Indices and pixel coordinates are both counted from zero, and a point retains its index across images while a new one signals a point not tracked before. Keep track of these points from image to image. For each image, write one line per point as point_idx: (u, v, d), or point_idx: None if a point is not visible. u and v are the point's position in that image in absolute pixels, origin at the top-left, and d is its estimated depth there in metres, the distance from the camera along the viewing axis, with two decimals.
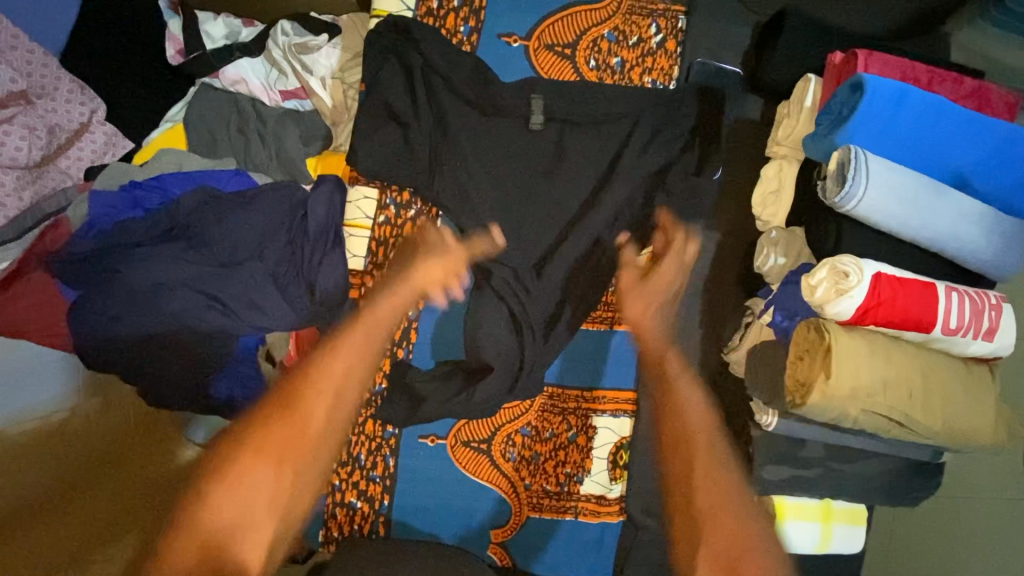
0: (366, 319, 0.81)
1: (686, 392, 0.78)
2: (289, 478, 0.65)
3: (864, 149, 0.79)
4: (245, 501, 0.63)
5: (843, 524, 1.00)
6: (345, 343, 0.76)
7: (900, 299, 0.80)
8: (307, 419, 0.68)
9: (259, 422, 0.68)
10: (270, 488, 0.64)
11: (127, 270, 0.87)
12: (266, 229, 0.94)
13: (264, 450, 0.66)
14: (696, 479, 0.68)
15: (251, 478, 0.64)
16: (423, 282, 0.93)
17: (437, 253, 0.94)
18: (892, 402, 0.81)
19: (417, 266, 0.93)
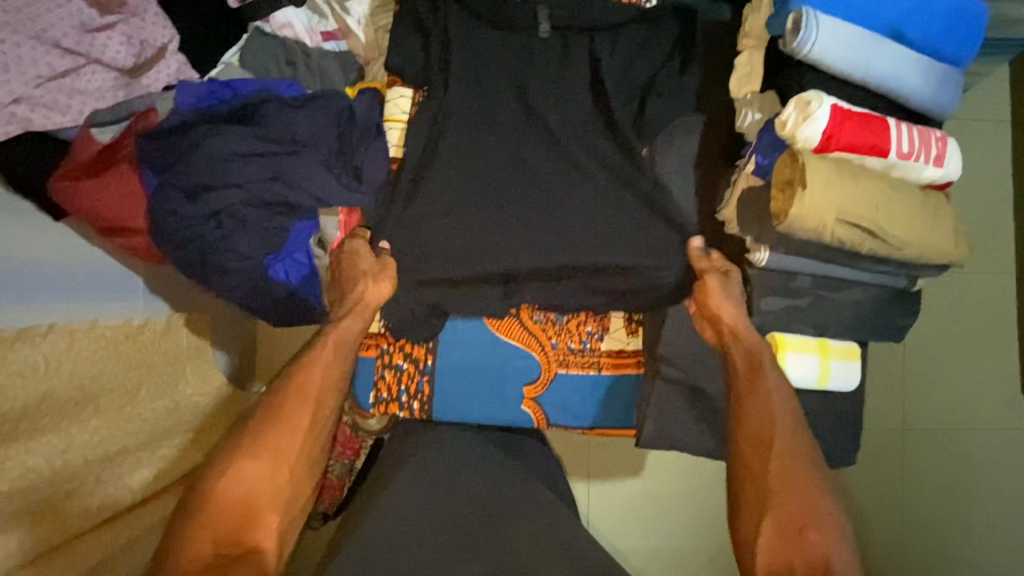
0: (326, 337, 1.05)
1: (764, 406, 0.99)
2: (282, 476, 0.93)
3: (815, 6, 0.96)
4: (247, 495, 0.90)
5: (840, 360, 1.11)
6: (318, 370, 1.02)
7: (857, 126, 0.95)
8: (294, 434, 0.96)
9: (258, 432, 0.95)
10: (269, 480, 0.92)
11: (206, 142, 1.01)
12: (322, 123, 1.09)
13: (273, 462, 0.93)
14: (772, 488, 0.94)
15: (255, 479, 0.91)
16: (374, 298, 1.06)
17: (378, 273, 1.07)
18: (860, 213, 0.95)
19: (363, 283, 1.06)
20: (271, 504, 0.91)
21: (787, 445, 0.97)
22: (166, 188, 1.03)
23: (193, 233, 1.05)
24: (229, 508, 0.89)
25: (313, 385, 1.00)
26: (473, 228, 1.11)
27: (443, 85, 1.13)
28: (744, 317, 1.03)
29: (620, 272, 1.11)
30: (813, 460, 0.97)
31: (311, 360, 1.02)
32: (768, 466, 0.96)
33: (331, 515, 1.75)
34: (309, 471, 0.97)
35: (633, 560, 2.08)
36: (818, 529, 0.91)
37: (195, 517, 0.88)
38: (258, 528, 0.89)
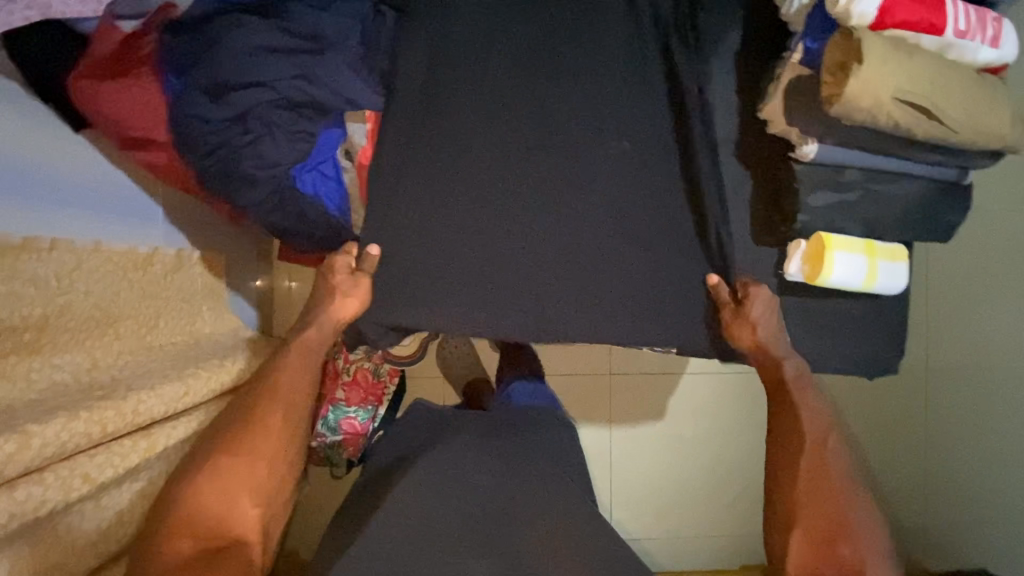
0: (299, 346, 1.10)
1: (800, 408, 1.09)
2: (262, 470, 1.00)
3: None
4: (226, 492, 0.97)
5: (886, 261, 1.08)
6: (290, 363, 1.08)
7: (915, 1, 0.91)
8: (268, 433, 1.01)
9: (241, 432, 1.01)
10: (248, 476, 0.99)
11: (229, 35, 0.96)
12: (346, 23, 1.04)
13: (251, 457, 1.00)
14: (800, 500, 1.03)
15: (232, 479, 0.98)
16: (342, 313, 1.10)
17: (348, 288, 1.09)
18: (918, 92, 0.91)
19: (334, 299, 1.09)
20: (248, 501, 0.98)
21: (821, 460, 1.06)
22: (188, 88, 0.98)
23: (219, 137, 1.02)
24: (208, 509, 0.97)
25: (285, 386, 1.06)
26: (503, 139, 1.10)
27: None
28: (772, 342, 1.09)
29: (653, 177, 1.12)
30: (841, 475, 1.05)
31: (284, 364, 1.08)
32: (795, 483, 1.05)
33: (355, 460, 1.71)
34: (291, 459, 1.04)
35: (657, 503, 2.08)
36: (848, 542, 1.00)
37: (173, 517, 0.96)
38: (242, 522, 0.97)
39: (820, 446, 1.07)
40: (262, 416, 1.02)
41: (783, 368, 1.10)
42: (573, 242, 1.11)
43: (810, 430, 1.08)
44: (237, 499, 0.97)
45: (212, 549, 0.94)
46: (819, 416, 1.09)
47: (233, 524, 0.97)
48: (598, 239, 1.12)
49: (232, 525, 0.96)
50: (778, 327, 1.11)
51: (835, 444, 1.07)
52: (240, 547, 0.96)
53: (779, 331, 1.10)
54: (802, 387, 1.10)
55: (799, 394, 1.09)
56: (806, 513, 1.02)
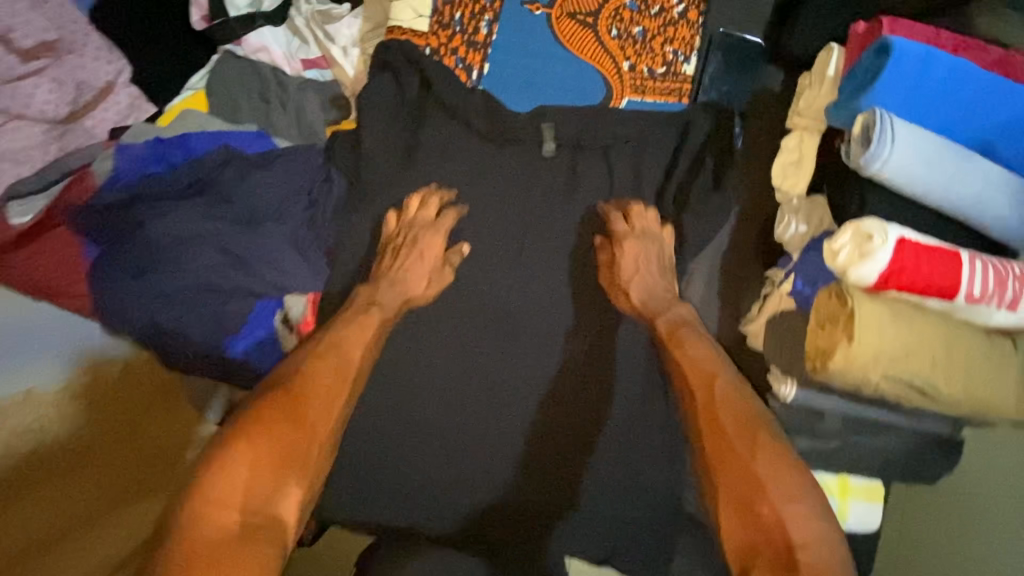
0: (372, 318, 0.86)
1: (693, 351, 0.81)
2: (316, 430, 0.70)
3: (891, 114, 0.78)
4: (282, 447, 0.66)
5: (861, 501, 0.99)
6: (351, 332, 0.83)
7: (923, 266, 0.79)
8: (329, 399, 0.74)
9: (260, 405, 0.70)
10: (298, 436, 0.68)
11: (150, 223, 0.87)
12: (289, 189, 0.96)
13: (304, 421, 0.70)
14: (714, 461, 0.69)
15: (293, 446, 0.67)
16: (413, 289, 0.91)
17: (427, 229, 0.92)
18: (913, 369, 0.80)
19: (410, 257, 0.91)
20: (297, 480, 0.66)
21: (713, 417, 0.73)
22: (111, 264, 0.89)
23: (135, 323, 0.91)
24: (226, 506, 0.61)
25: (354, 355, 0.81)
26: (455, 323, 0.96)
27: (429, 159, 0.97)
28: (650, 296, 0.90)
29: (628, 378, 0.94)
30: (744, 404, 0.73)
31: (344, 337, 0.82)
32: (704, 446, 0.71)
33: None
34: (332, 400, 0.74)
35: None
36: (772, 497, 0.64)
37: (202, 483, 0.61)
38: (281, 505, 0.64)
39: (711, 405, 0.74)
40: (310, 378, 0.74)
41: (657, 326, 0.87)
42: None
43: (699, 391, 0.76)
44: (289, 466, 0.66)
45: (252, 525, 0.60)
46: (706, 363, 0.79)
47: (266, 512, 0.62)
48: None
49: (267, 511, 0.63)
50: (660, 275, 0.92)
51: (734, 380, 0.76)
52: (279, 538, 0.61)
53: (653, 281, 0.91)
54: (683, 341, 0.83)
55: (678, 350, 0.82)
56: (725, 474, 0.67)
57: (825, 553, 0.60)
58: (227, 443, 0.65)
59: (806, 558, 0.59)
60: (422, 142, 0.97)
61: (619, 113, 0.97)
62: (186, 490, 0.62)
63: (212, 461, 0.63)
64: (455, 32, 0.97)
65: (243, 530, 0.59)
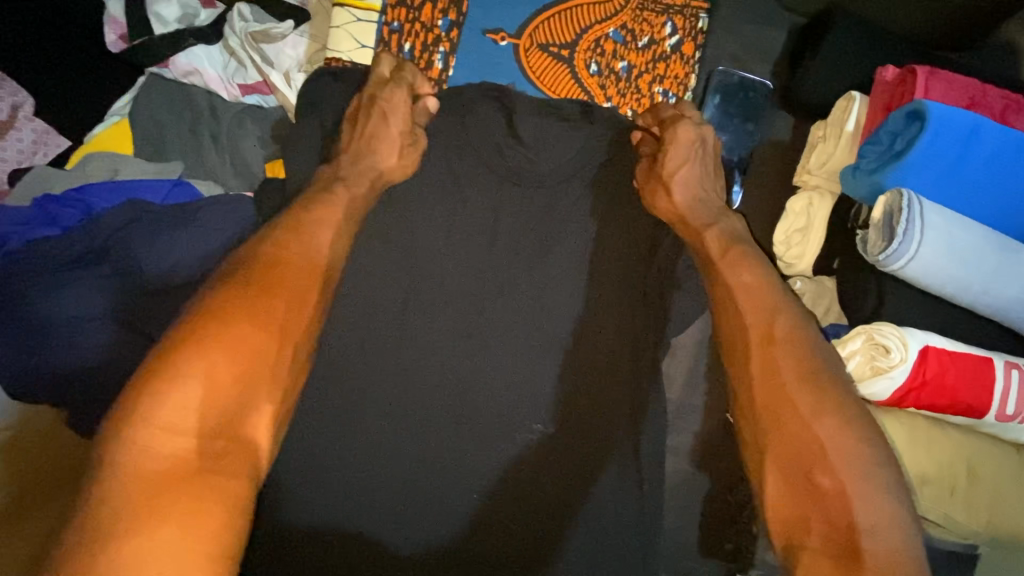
0: (350, 182, 0.67)
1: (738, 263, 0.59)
2: (275, 326, 0.50)
3: (920, 196, 0.64)
4: (236, 360, 0.47)
5: None
6: (315, 214, 0.60)
7: (950, 380, 0.66)
8: (296, 292, 0.53)
9: (207, 303, 0.49)
10: (257, 341, 0.48)
11: (36, 300, 0.75)
12: (211, 246, 0.82)
13: (265, 321, 0.49)
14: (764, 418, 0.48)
15: (245, 353, 0.47)
16: (381, 142, 0.71)
17: (391, 86, 0.74)
18: (929, 499, 0.68)
19: (369, 122, 0.72)
20: (267, 395, 0.48)
21: (770, 356, 0.50)
22: None
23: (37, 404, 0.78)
24: (172, 421, 0.43)
25: (326, 242, 0.58)
26: (379, 409, 0.69)
27: None
28: (696, 200, 0.70)
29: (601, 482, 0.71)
30: (811, 351, 0.50)
31: (315, 220, 0.59)
32: (751, 391, 0.49)
33: None
34: (310, 284, 0.54)
35: None
36: (839, 468, 0.45)
37: (147, 407, 0.43)
38: (254, 423, 0.47)
39: (767, 343, 0.51)
40: (275, 265, 0.53)
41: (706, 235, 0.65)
42: None
43: (757, 331, 0.52)
44: (252, 385, 0.47)
45: (214, 449, 0.44)
46: (765, 294, 0.54)
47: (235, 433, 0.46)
48: None
49: (239, 428, 0.46)
50: (710, 176, 0.74)
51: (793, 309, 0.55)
52: (253, 466, 0.46)
53: (699, 179, 0.72)
54: (733, 261, 0.59)
55: (723, 275, 0.58)
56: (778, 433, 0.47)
57: (895, 539, 0.43)
58: (190, 343, 0.46)
59: (873, 548, 0.42)
60: None
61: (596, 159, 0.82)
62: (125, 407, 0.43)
63: (159, 376, 0.44)
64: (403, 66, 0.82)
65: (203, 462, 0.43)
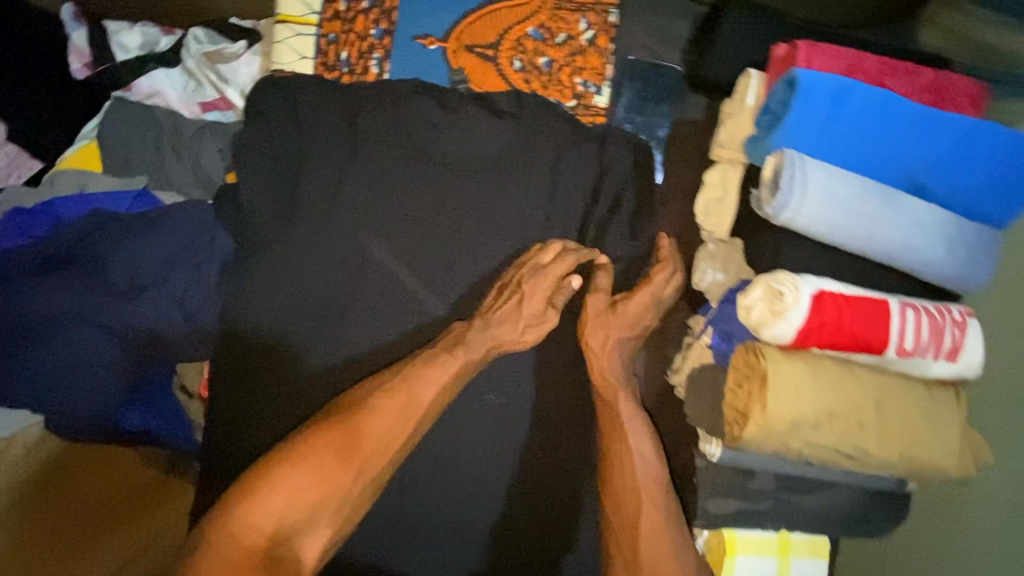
0: (452, 348, 0.80)
1: (644, 443, 0.80)
2: (347, 472, 0.71)
3: (802, 154, 0.71)
4: (315, 480, 0.70)
5: (803, 557, 0.92)
6: (426, 371, 0.77)
7: (846, 320, 0.72)
8: (370, 437, 0.73)
9: (309, 435, 0.73)
10: (332, 476, 0.70)
11: (11, 303, 0.82)
12: (174, 250, 0.89)
13: (345, 459, 0.71)
14: (636, 494, 0.78)
15: (316, 481, 0.70)
16: (502, 337, 0.81)
17: (538, 278, 0.82)
18: (839, 433, 0.73)
19: (492, 325, 0.81)
20: (328, 520, 0.70)
21: (632, 457, 0.80)
22: None
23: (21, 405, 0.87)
24: (262, 519, 0.68)
25: (424, 401, 0.76)
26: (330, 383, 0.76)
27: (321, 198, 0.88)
28: (616, 377, 0.83)
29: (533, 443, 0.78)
30: (667, 534, 0.76)
31: (419, 376, 0.77)
32: (634, 485, 0.79)
33: None
34: (399, 434, 0.74)
35: None
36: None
37: (243, 507, 0.68)
38: (307, 539, 0.69)
39: (642, 489, 0.79)
40: (359, 423, 0.73)
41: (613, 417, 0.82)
42: (447, 517, 0.88)
43: (645, 507, 0.78)
44: (323, 507, 0.70)
45: (275, 553, 0.67)
46: (640, 477, 0.79)
47: (293, 541, 0.68)
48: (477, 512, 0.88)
49: (299, 535, 0.69)
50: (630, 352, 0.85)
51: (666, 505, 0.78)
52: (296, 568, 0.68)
53: (617, 355, 0.83)
54: (636, 427, 0.81)
55: (620, 435, 0.81)
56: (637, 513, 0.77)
57: None
58: (280, 463, 0.70)
59: None
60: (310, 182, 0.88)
61: (518, 145, 0.89)
62: (233, 500, 0.68)
63: (260, 479, 0.69)
64: (341, 73, 0.90)
65: (269, 556, 0.66)
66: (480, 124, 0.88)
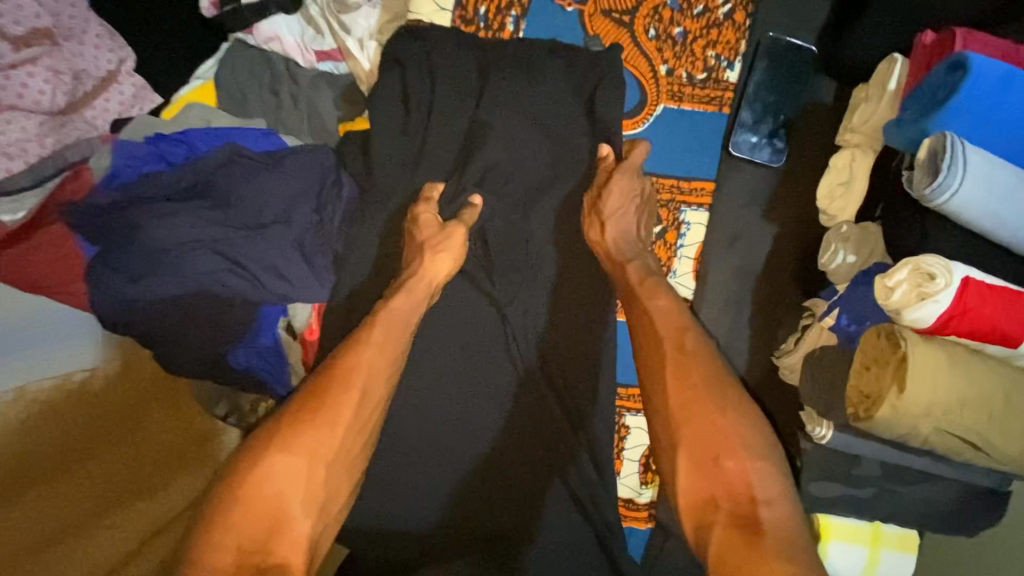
0: (383, 320, 0.79)
1: (656, 300, 0.77)
2: (320, 471, 0.68)
3: (961, 138, 0.71)
4: (277, 486, 0.66)
5: (892, 550, 0.92)
6: (374, 337, 0.77)
7: (988, 308, 0.71)
8: (334, 417, 0.71)
9: (268, 427, 0.70)
10: (302, 477, 0.67)
11: (147, 226, 0.84)
12: (296, 191, 0.89)
13: (312, 453, 0.68)
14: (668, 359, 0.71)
15: (283, 475, 0.66)
16: (432, 275, 0.82)
17: (442, 245, 0.83)
18: (968, 422, 0.72)
19: (422, 258, 0.82)
20: (304, 515, 0.66)
21: (683, 363, 0.70)
22: (105, 266, 0.84)
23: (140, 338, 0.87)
24: (251, 520, 0.64)
25: (363, 375, 0.74)
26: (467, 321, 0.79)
27: (448, 146, 0.89)
28: (624, 241, 0.84)
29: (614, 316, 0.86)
30: (718, 386, 0.67)
31: (360, 360, 0.75)
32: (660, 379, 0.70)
33: None
34: (351, 407, 0.72)
35: None
36: (739, 454, 0.62)
37: (222, 517, 0.64)
38: (287, 539, 0.64)
39: (680, 353, 0.71)
40: (318, 395, 0.72)
41: (627, 274, 0.82)
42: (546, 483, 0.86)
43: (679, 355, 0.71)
44: (292, 506, 0.66)
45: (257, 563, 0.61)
46: (671, 326, 0.74)
47: (270, 548, 0.62)
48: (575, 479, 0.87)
49: (273, 543, 0.63)
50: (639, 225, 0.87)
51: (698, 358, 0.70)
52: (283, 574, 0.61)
53: (625, 230, 0.85)
54: (651, 289, 0.79)
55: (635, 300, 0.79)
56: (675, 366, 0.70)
57: (785, 522, 0.59)
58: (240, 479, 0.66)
59: (770, 518, 0.59)
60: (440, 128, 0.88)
61: None
62: (210, 517, 0.64)
63: (225, 492, 0.65)
64: (477, 27, 0.93)
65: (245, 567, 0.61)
66: (614, 85, 0.88)
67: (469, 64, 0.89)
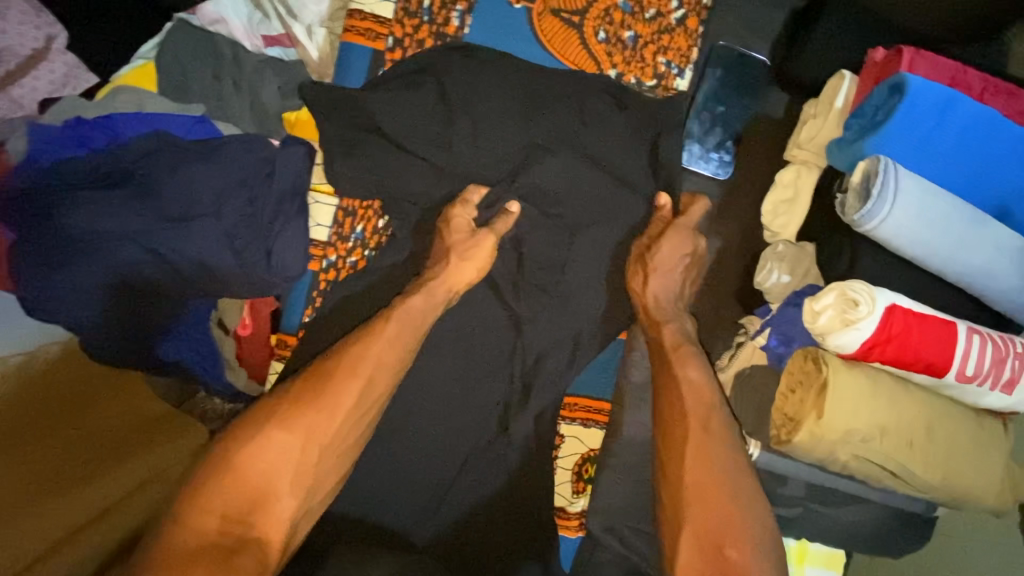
0: (398, 316, 0.76)
1: (692, 362, 0.75)
2: (314, 454, 0.65)
3: (896, 162, 0.69)
4: (271, 465, 0.62)
5: (819, 567, 0.93)
6: (386, 325, 0.74)
7: (913, 336, 0.70)
8: (339, 402, 0.67)
9: (270, 403, 0.67)
10: (294, 458, 0.63)
11: (63, 212, 0.81)
12: (228, 181, 0.86)
13: (310, 434, 0.65)
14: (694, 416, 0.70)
15: (276, 451, 0.63)
16: (456, 281, 0.80)
17: (467, 249, 0.81)
18: (889, 450, 0.71)
19: (450, 262, 0.80)
20: (290, 493, 0.63)
21: (703, 441, 0.68)
22: (25, 251, 0.81)
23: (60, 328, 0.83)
24: (224, 499, 0.60)
25: (376, 360, 0.71)
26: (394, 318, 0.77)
27: (385, 136, 0.84)
28: (662, 299, 0.82)
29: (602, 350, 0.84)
30: (734, 455, 0.67)
31: (371, 348, 0.72)
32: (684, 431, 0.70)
33: None
34: (356, 392, 0.69)
35: None
36: (745, 545, 0.62)
37: (197, 488, 0.60)
38: (267, 517, 0.61)
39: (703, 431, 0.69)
40: (324, 375, 0.69)
41: (661, 335, 0.79)
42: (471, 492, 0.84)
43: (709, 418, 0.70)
44: (281, 484, 0.62)
45: (234, 539, 0.58)
46: (705, 395, 0.72)
47: (248, 522, 0.59)
48: (502, 489, 0.84)
49: (254, 517, 0.60)
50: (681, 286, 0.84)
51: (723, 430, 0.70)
52: (259, 554, 0.58)
53: (667, 293, 0.82)
54: (683, 354, 0.76)
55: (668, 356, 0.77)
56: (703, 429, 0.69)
57: None
58: (231, 447, 0.63)
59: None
60: (378, 118, 0.84)
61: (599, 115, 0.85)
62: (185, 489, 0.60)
63: (211, 464, 0.62)
64: (422, 20, 0.91)
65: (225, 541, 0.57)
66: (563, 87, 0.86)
67: (411, 59, 0.88)
